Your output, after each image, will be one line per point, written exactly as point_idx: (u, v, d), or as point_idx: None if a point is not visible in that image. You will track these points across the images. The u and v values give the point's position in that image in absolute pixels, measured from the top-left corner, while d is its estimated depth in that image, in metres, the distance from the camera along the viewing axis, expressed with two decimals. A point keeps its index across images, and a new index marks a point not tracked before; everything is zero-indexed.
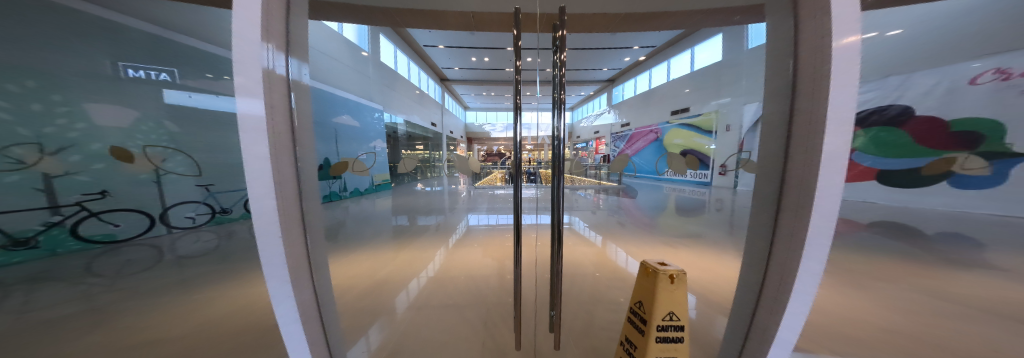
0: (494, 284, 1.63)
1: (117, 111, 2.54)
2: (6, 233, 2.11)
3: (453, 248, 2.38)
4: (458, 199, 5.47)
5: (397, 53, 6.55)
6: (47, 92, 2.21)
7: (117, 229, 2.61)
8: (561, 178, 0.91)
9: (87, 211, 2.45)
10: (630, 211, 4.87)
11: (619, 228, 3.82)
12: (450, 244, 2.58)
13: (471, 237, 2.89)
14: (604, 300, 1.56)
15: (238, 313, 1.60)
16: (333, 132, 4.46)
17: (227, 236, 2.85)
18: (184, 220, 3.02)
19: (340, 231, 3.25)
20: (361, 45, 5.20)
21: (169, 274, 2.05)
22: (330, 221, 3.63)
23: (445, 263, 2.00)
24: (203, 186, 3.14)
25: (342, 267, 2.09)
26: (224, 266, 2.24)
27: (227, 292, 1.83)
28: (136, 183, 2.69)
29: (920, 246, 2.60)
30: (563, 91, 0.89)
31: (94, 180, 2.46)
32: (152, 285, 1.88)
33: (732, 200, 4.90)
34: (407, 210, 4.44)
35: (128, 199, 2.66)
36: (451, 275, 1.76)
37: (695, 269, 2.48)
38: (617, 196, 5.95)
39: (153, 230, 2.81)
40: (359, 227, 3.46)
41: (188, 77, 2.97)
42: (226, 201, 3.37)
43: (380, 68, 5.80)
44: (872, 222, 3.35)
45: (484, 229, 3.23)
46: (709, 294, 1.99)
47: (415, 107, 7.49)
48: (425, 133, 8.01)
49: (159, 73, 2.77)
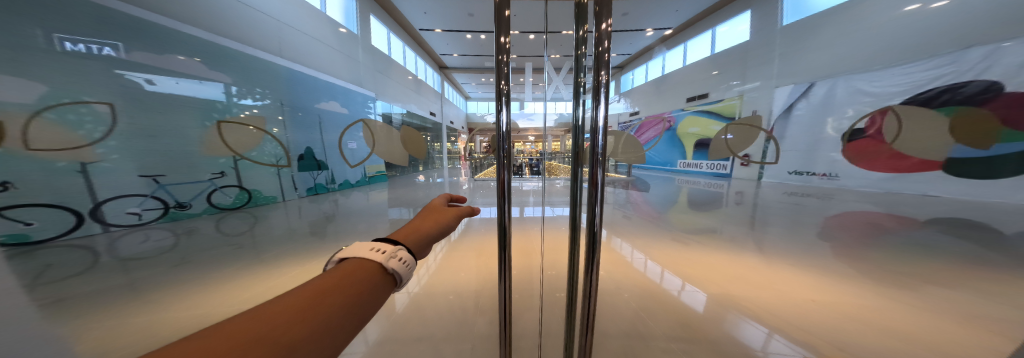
0: (489, 308, 1.30)
1: (19, 86, 2.10)
2: None
3: (450, 248, 2.09)
4: (459, 191, 5.19)
5: (390, 36, 6.07)
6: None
7: (28, 228, 2.23)
8: (599, 170, 0.52)
9: None
10: (641, 204, 4.51)
11: (628, 222, 3.50)
12: (448, 241, 2.33)
13: (470, 232, 2.58)
14: (644, 334, 1.32)
15: (176, 325, 1.30)
16: (316, 119, 4.17)
17: (188, 234, 2.55)
18: (127, 216, 2.64)
19: (328, 226, 2.93)
20: (349, 25, 4.82)
21: (117, 277, 1.77)
22: (317, 215, 3.31)
23: (431, 275, 1.63)
24: (149, 177, 2.72)
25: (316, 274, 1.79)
26: (183, 264, 1.96)
27: (177, 297, 1.54)
28: (58, 172, 2.30)
29: (992, 248, 2.36)
30: (604, 71, 0.50)
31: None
32: (95, 288, 1.62)
33: (753, 194, 4.50)
34: (404, 202, 4.15)
35: (47, 190, 2.25)
36: (437, 295, 1.40)
37: (730, 277, 1.94)
38: (625, 189, 5.56)
39: (84, 228, 2.43)
40: (351, 221, 3.15)
41: (137, 51, 2.60)
42: (182, 194, 2.97)
43: (370, 51, 5.32)
44: (930, 219, 3.03)
45: (484, 222, 2.94)
46: (742, 299, 1.66)
47: (411, 96, 7.03)
48: (425, 123, 7.62)
49: (102, 46, 2.42)
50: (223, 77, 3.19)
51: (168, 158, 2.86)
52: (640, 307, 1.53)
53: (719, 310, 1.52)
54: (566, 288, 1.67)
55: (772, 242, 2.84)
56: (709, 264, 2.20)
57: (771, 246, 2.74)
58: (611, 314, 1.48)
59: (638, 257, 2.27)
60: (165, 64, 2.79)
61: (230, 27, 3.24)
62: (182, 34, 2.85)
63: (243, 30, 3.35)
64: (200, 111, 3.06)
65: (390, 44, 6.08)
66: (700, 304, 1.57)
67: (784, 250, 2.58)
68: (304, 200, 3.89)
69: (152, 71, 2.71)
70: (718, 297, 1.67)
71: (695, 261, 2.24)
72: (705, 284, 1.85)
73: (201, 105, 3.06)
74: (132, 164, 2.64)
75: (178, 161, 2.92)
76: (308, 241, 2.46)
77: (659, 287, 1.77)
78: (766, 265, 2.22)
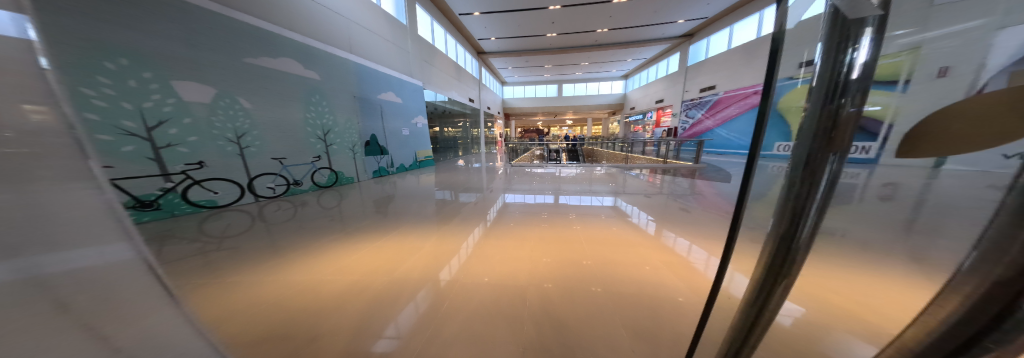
0: (524, 298, 1.30)
1: (198, 87, 2.41)
2: (132, 195, 2.17)
3: (488, 231, 2.16)
4: (496, 176, 5.25)
5: (433, 25, 6.39)
6: (223, 97, 2.56)
7: (217, 195, 2.60)
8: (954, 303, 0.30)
9: (191, 179, 2.43)
10: (707, 196, 3.79)
11: (686, 216, 2.94)
12: (487, 224, 2.38)
13: (505, 218, 2.62)
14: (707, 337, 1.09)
15: (300, 275, 1.46)
16: (378, 107, 4.33)
17: (303, 205, 2.75)
18: (266, 189, 2.97)
19: (388, 204, 3.26)
20: (399, 17, 5.03)
21: (246, 223, 2.13)
22: (380, 193, 3.62)
23: (466, 258, 1.66)
24: (277, 159, 3.02)
25: (389, 243, 1.89)
26: (302, 228, 2.22)
27: (286, 245, 1.86)
28: (225, 155, 2.62)
29: None
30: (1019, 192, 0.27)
31: (190, 151, 2.41)
32: (243, 229, 2.03)
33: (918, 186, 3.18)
34: (449, 185, 4.40)
35: (223, 168, 2.61)
36: (468, 280, 1.43)
37: (864, 297, 1.41)
38: (688, 178, 4.76)
39: (244, 198, 2.80)
40: (406, 200, 3.45)
41: (256, 56, 2.74)
42: (298, 173, 3.23)
43: (416, 42, 5.50)
44: None
45: (519, 211, 2.91)
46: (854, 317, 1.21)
47: (451, 83, 7.46)
48: (464, 109, 8.56)
49: (245, 58, 2.67)
50: (314, 74, 3.30)
51: (282, 143, 3.06)
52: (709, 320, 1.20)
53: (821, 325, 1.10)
54: (605, 283, 1.44)
55: (940, 252, 1.98)
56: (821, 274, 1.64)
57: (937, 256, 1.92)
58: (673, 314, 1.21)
59: (705, 259, 1.86)
60: (277, 66, 2.93)
61: (311, 26, 3.26)
62: (282, 38, 2.95)
63: (325, 28, 3.42)
64: (301, 103, 3.19)
65: (434, 31, 6.50)
66: None
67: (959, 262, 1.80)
68: (372, 181, 4.13)
69: (273, 74, 2.90)
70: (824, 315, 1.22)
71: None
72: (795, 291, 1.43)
73: (301, 96, 3.18)
74: (269, 148, 2.94)
75: (292, 145, 3.15)
76: (375, 217, 2.70)
77: None
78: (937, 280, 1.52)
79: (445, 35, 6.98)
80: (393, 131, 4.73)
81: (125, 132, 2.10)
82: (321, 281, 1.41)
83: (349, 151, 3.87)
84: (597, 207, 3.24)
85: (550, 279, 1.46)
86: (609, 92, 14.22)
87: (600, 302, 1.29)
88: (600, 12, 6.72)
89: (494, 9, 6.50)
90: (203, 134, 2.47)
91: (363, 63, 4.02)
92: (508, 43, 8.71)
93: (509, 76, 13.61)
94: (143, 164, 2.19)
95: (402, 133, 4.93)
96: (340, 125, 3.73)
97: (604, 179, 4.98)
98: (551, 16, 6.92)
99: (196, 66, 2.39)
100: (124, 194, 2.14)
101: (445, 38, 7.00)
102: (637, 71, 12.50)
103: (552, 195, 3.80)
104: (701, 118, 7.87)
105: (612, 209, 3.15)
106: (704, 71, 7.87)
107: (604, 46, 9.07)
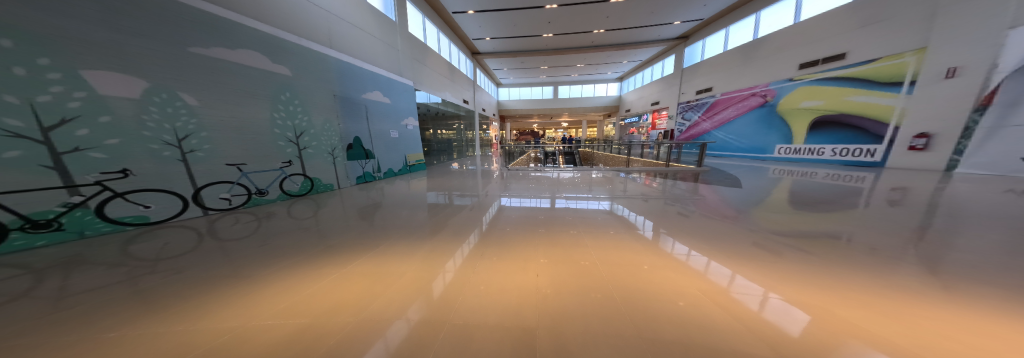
0: (516, 304, 1.13)
1: (121, 79, 1.94)
2: (20, 214, 1.63)
3: (481, 242, 1.99)
4: (491, 179, 5.10)
5: (425, 23, 6.18)
6: (158, 92, 2.12)
7: (149, 210, 2.12)
8: None
9: (111, 191, 1.94)
10: (708, 200, 3.69)
11: (685, 220, 2.79)
12: (477, 234, 2.20)
13: (498, 227, 2.41)
14: (712, 337, 0.93)
15: (226, 315, 1.08)
16: (363, 108, 4.06)
17: (268, 218, 2.43)
18: (220, 201, 2.53)
19: (374, 211, 3.01)
20: (389, 14, 4.76)
21: (188, 243, 1.79)
22: (365, 201, 3.34)
23: (449, 283, 1.34)
24: (235, 165, 2.62)
25: (355, 268, 1.55)
26: (265, 245, 1.92)
27: (232, 270, 1.55)
28: (164, 161, 2.18)
29: None
30: None
31: (111, 157, 1.92)
32: (175, 252, 1.66)
33: (930, 191, 3.09)
34: (442, 189, 4.20)
35: (158, 178, 2.15)
36: (453, 308, 1.11)
37: (893, 297, 1.26)
38: (686, 182, 4.69)
39: (188, 212, 2.33)
40: (394, 207, 3.21)
41: (210, 46, 2.38)
42: (262, 181, 2.86)
43: (407, 40, 5.25)
44: None
45: (516, 217, 2.74)
46: (900, 323, 1.01)
47: (444, 83, 7.21)
48: (458, 111, 8.34)
49: (192, 48, 2.29)
50: (285, 70, 2.98)
51: (246, 147, 2.70)
52: (715, 321, 1.05)
53: (837, 334, 0.93)
54: (605, 289, 1.28)
55: (956, 257, 1.87)
56: (843, 282, 1.48)
57: (959, 260, 1.83)
58: (685, 318, 1.05)
59: (709, 265, 1.67)
60: (237, 59, 2.57)
61: (284, 18, 2.97)
62: (248, 29, 2.63)
63: (300, 22, 3.14)
64: (269, 102, 2.85)
65: (426, 29, 6.24)
66: (802, 316, 1.07)
67: (975, 268, 1.69)
68: (354, 187, 3.84)
69: (232, 68, 2.54)
70: (848, 317, 1.07)
71: (816, 278, 1.53)
72: (801, 293, 1.30)
73: (268, 93, 2.84)
74: (223, 152, 2.53)
75: (257, 149, 2.79)
76: (358, 227, 2.45)
77: (723, 295, 1.27)
78: (977, 290, 1.37)
79: (438, 34, 6.75)
80: (380, 134, 4.45)
81: (8, 134, 1.56)
82: (251, 322, 1.01)
83: (326, 155, 3.57)
84: (594, 211, 3.08)
85: (547, 285, 1.30)
86: (604, 94, 14.26)
87: (628, 322, 1.01)
88: (597, 12, 6.62)
89: (488, 8, 6.31)
90: (129, 136, 2.00)
91: (345, 59, 3.72)
92: (502, 43, 8.55)
93: (505, 77, 13.46)
94: (38, 175, 1.66)
95: (390, 135, 4.67)
96: (317, 128, 3.43)
97: (601, 182, 4.88)
98: (546, 16, 6.77)
99: (121, 54, 1.94)
100: (9, 212, 1.59)
101: (437, 37, 6.77)
102: (632, 73, 12.52)
103: (549, 199, 3.63)
104: (697, 121, 8.12)
105: (609, 214, 2.98)
106: (699, 73, 7.96)
107: (601, 47, 9.00)
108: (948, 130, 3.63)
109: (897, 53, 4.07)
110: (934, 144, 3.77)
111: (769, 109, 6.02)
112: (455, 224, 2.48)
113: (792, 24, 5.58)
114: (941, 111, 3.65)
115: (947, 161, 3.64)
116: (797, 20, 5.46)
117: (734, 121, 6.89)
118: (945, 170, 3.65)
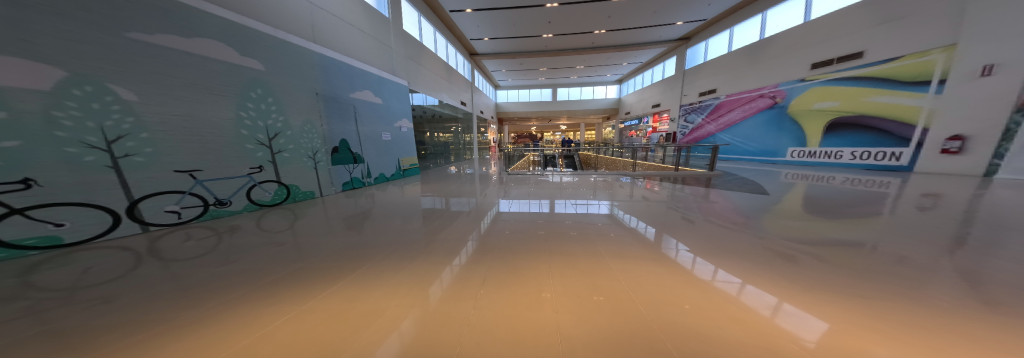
0: (519, 312, 1.06)
1: (28, 66, 1.57)
2: None
3: (480, 248, 1.87)
4: (490, 182, 4.90)
5: (421, 21, 5.95)
6: (78, 83, 1.74)
7: (62, 229, 1.73)
8: None
9: (5, 207, 1.55)
10: (716, 205, 3.45)
11: (690, 226, 2.53)
12: (474, 242, 2.03)
13: (496, 237, 2.16)
14: (722, 343, 0.86)
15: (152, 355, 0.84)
16: (351, 108, 3.82)
17: (230, 232, 2.12)
18: (165, 215, 2.18)
19: (363, 219, 2.74)
20: (382, 10, 4.51)
21: (110, 269, 1.45)
22: (353, 208, 3.06)
23: (431, 305, 1.12)
24: (187, 172, 2.27)
25: (327, 287, 1.33)
26: (216, 265, 1.62)
27: (169, 297, 1.27)
28: (85, 169, 1.79)
29: None
30: None
31: (9, 163, 1.53)
32: (88, 281, 1.33)
33: (967, 198, 2.88)
34: (439, 193, 3.98)
35: (78, 188, 1.78)
36: (443, 337, 0.91)
37: (958, 310, 1.07)
38: (691, 186, 4.50)
39: (121, 229, 1.97)
40: (386, 214, 2.95)
41: (158, 32, 2.06)
42: (223, 190, 2.52)
43: (402, 38, 5.04)
44: None
45: (518, 223, 2.52)
46: (985, 344, 0.84)
47: (441, 84, 6.99)
48: (455, 113, 8.11)
49: (136, 34, 1.96)
50: (257, 64, 2.71)
51: (204, 151, 2.38)
52: (717, 322, 0.99)
53: (862, 344, 0.84)
54: (607, 290, 1.25)
55: (1012, 266, 1.67)
56: (896, 289, 1.28)
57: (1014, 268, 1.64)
58: (696, 323, 0.99)
59: (717, 274, 1.47)
60: (195, 49, 2.27)
61: (254, 6, 2.68)
62: (210, 16, 2.34)
63: (276, 12, 2.87)
64: (236, 99, 2.56)
65: (422, 28, 6.03)
66: (812, 322, 0.99)
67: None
68: (340, 194, 3.56)
69: (189, 60, 2.24)
70: (917, 333, 0.90)
71: (863, 285, 1.33)
72: (831, 301, 1.15)
73: (236, 89, 2.55)
74: (172, 157, 2.19)
75: (217, 152, 2.47)
76: (340, 240, 2.17)
77: (724, 297, 1.20)
78: None
79: (434, 33, 6.55)
80: (370, 136, 4.20)
81: None
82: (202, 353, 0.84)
83: (306, 159, 3.29)
84: (594, 215, 2.85)
85: (550, 288, 1.26)
86: (603, 96, 14.17)
87: (649, 345, 0.85)
88: (599, 12, 6.43)
89: (486, 7, 6.13)
90: (37, 137, 1.61)
91: (332, 54, 3.50)
92: (501, 43, 8.37)
93: (503, 79, 13.28)
94: None
95: (383, 138, 4.43)
96: (296, 130, 3.17)
97: (602, 186, 4.67)
98: (547, 16, 6.60)
99: (24, 36, 1.55)
100: None
101: (434, 36, 6.56)
102: (631, 75, 12.40)
103: (546, 202, 3.44)
104: (701, 123, 8.03)
105: (609, 217, 2.78)
106: (702, 75, 7.85)
107: (601, 48, 8.84)
108: (984, 132, 3.44)
109: (923, 51, 3.88)
110: (970, 147, 3.57)
111: (779, 111, 5.91)
112: (448, 236, 2.18)
113: (801, 22, 5.46)
114: (978, 111, 3.46)
115: (985, 165, 3.44)
116: (807, 19, 5.33)
117: (740, 124, 6.75)
118: (985, 176, 3.45)
